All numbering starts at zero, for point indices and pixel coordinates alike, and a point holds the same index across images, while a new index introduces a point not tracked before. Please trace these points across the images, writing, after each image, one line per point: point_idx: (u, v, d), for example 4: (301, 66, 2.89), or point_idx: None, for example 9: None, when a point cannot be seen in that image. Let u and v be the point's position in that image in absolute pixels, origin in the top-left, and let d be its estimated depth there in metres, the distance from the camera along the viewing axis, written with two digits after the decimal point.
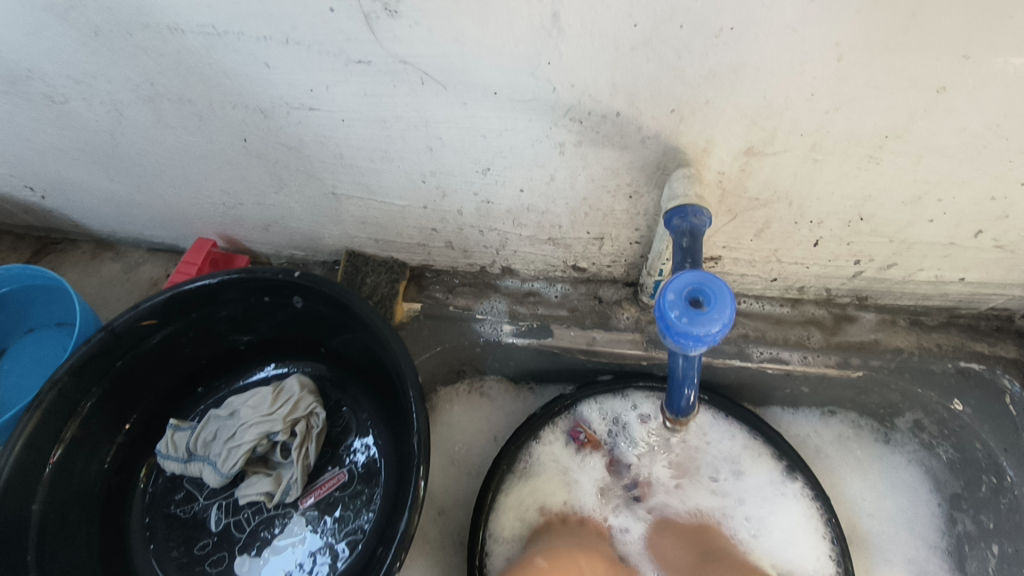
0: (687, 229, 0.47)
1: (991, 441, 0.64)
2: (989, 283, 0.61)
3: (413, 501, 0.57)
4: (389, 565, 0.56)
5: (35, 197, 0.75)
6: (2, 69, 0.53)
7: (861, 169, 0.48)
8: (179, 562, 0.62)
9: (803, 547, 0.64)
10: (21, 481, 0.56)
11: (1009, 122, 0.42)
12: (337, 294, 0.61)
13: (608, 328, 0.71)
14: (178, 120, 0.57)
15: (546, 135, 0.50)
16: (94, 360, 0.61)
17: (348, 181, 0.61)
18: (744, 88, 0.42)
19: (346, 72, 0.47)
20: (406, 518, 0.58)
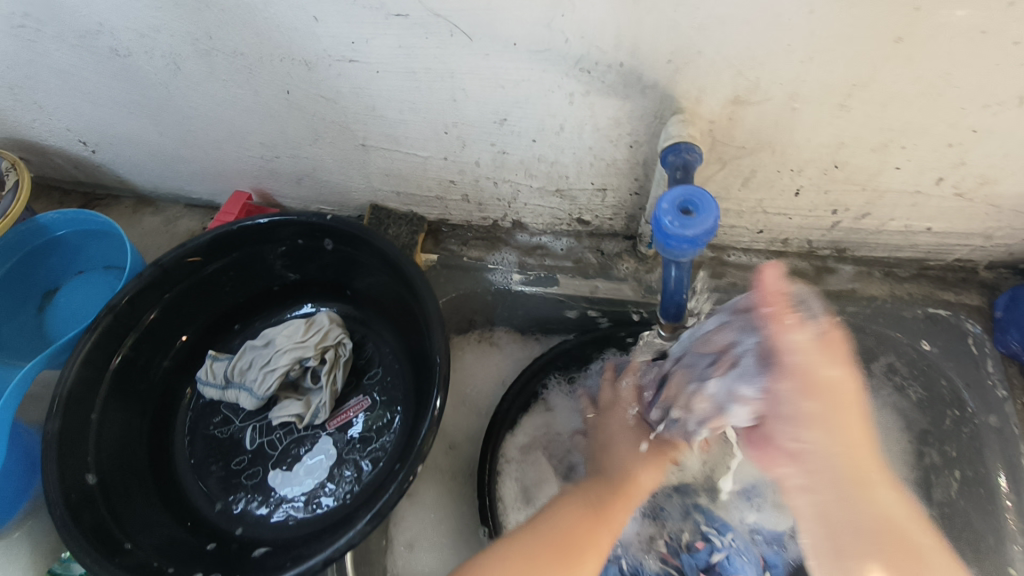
0: (682, 164, 0.55)
1: (954, 377, 0.71)
2: (953, 233, 0.69)
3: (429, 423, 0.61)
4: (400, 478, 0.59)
5: (86, 151, 0.82)
6: (76, 23, 0.60)
7: (833, 116, 0.55)
8: (218, 475, 0.69)
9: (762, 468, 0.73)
10: (82, 394, 0.63)
11: (958, 72, 0.49)
12: (364, 235, 0.67)
13: (609, 277, 0.78)
14: (229, 74, 0.63)
15: (557, 85, 0.57)
16: (145, 290, 0.67)
17: (378, 132, 0.68)
18: (732, 38, 0.49)
19: (385, 24, 0.53)
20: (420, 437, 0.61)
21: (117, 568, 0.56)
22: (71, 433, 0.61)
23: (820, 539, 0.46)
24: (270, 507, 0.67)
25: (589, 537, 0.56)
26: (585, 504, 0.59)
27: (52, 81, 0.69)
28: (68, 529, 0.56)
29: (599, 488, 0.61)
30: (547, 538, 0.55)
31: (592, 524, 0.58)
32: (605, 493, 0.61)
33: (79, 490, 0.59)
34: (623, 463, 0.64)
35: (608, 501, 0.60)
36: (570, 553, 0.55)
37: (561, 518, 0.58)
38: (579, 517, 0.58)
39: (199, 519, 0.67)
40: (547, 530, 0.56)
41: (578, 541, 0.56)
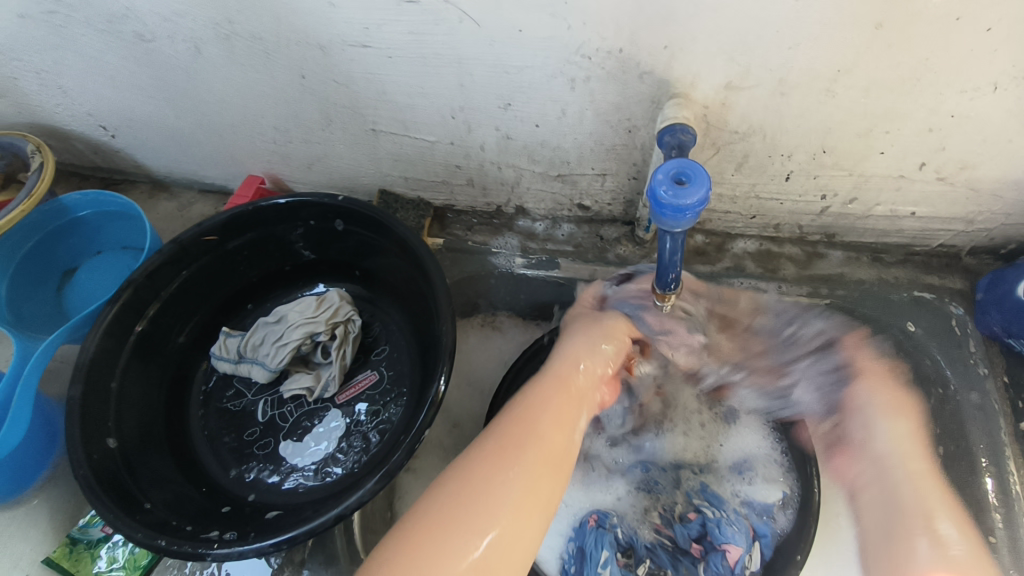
0: (677, 144, 0.59)
1: (939, 357, 0.73)
2: (936, 218, 0.72)
3: (432, 399, 0.62)
4: (398, 457, 0.59)
5: (106, 136, 0.86)
6: (104, 9, 0.63)
7: (820, 101, 0.59)
8: (231, 445, 0.72)
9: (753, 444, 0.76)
10: (103, 363, 0.66)
11: (935, 57, 0.53)
12: (374, 215, 0.70)
13: (606, 262, 0.81)
14: (248, 58, 0.66)
15: (560, 71, 0.60)
16: (164, 266, 0.70)
17: (388, 117, 0.71)
18: (724, 25, 0.52)
19: (398, 11, 0.57)
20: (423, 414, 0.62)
21: (139, 523, 0.58)
22: (92, 399, 0.64)
23: (872, 520, 0.57)
24: (281, 475, 0.70)
25: (544, 434, 0.53)
26: (539, 404, 0.55)
27: (78, 65, 0.72)
28: (91, 486, 0.59)
29: (547, 386, 0.57)
30: (500, 444, 0.52)
31: (544, 423, 0.54)
32: (554, 390, 0.57)
33: (100, 452, 0.62)
34: (570, 363, 0.60)
35: (558, 396, 0.56)
36: (526, 453, 0.51)
37: (511, 422, 0.54)
38: (531, 419, 0.54)
39: (214, 486, 0.70)
40: (501, 437, 0.52)
41: (534, 440, 0.52)
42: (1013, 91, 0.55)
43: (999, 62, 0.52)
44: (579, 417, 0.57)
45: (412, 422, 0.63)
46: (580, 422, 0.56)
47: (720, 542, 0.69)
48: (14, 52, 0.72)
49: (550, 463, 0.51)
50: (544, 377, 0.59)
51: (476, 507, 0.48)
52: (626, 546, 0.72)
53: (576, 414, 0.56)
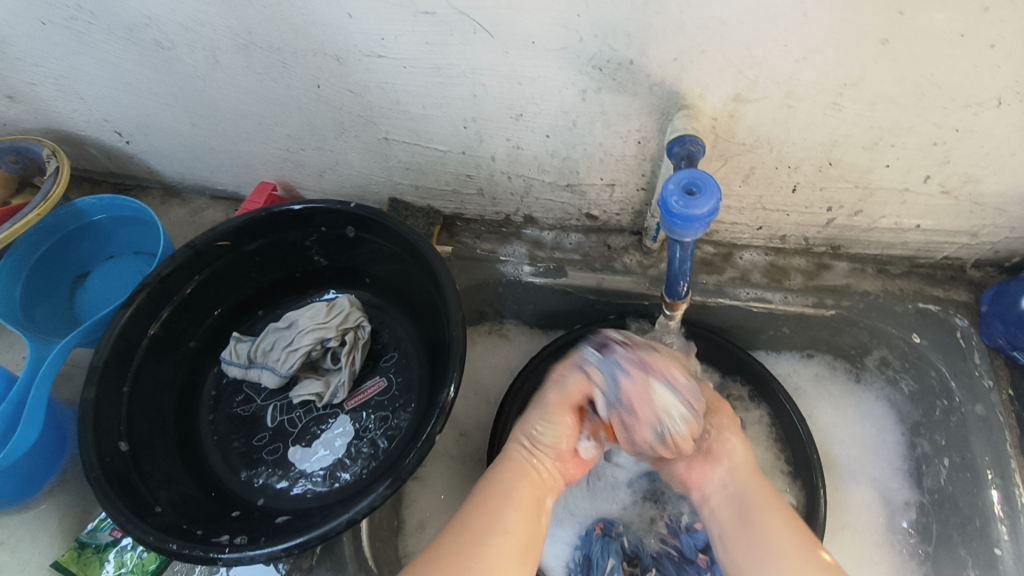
0: (685, 155, 0.60)
1: (943, 368, 0.74)
2: (941, 231, 0.73)
3: (443, 404, 0.63)
4: (409, 460, 0.60)
5: (120, 142, 0.87)
6: (125, 17, 0.64)
7: (827, 115, 0.60)
8: (240, 450, 0.73)
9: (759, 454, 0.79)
10: (116, 366, 0.66)
11: (940, 72, 0.54)
12: (385, 222, 0.71)
13: (614, 270, 0.81)
14: (265, 67, 0.67)
15: (572, 82, 0.61)
16: (178, 271, 0.71)
17: (401, 127, 0.72)
18: (733, 39, 0.54)
19: (413, 22, 0.58)
20: (434, 420, 0.62)
21: (151, 526, 0.59)
22: (104, 402, 0.64)
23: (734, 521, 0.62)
24: (290, 481, 0.71)
25: (507, 525, 0.59)
26: (506, 493, 0.62)
27: (96, 71, 0.74)
28: (102, 487, 0.59)
29: (509, 473, 0.64)
30: (469, 534, 0.57)
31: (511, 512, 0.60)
32: (517, 478, 0.63)
33: (112, 455, 0.63)
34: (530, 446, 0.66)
35: (520, 486, 0.63)
36: (494, 543, 0.57)
37: (479, 511, 0.60)
38: (499, 509, 0.60)
39: (223, 490, 0.70)
40: (472, 524, 0.58)
41: (499, 531, 0.58)
42: (1017, 106, 0.55)
43: (1002, 78, 0.53)
44: (543, 501, 0.63)
45: (422, 429, 0.63)
46: (543, 509, 0.63)
47: None
48: (34, 58, 0.73)
49: (518, 550, 0.58)
50: (507, 463, 0.65)
51: None
52: (632, 555, 0.72)
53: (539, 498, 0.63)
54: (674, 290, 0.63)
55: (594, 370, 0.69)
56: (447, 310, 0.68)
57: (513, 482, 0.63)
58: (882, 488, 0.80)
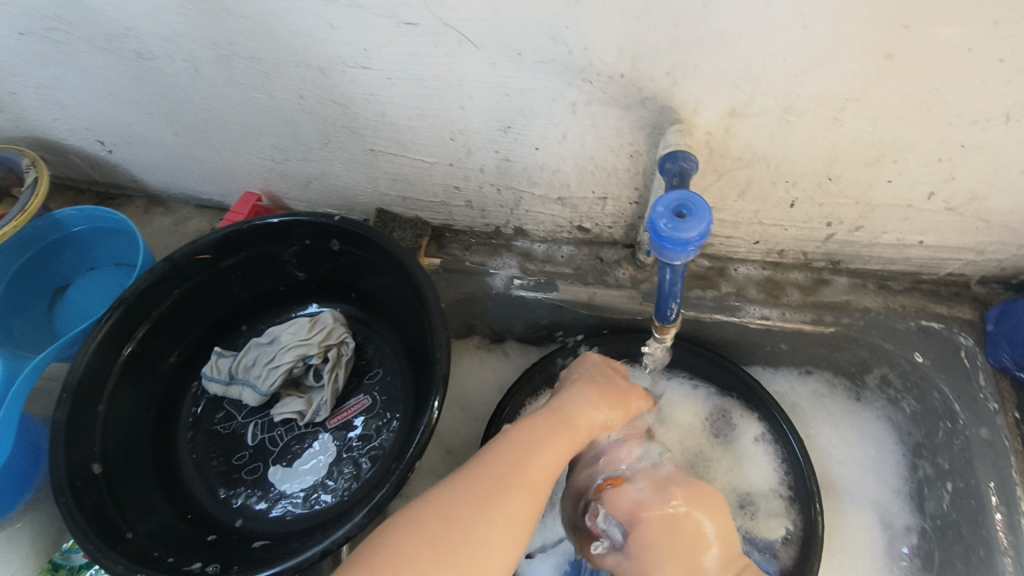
0: (678, 171, 0.57)
1: (946, 389, 0.71)
2: (945, 247, 0.70)
3: (426, 427, 0.60)
4: (387, 489, 0.58)
5: (103, 151, 0.85)
6: (103, 27, 0.62)
7: (827, 130, 0.57)
8: (218, 469, 0.71)
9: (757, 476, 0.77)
10: (90, 384, 0.64)
11: (947, 88, 0.51)
12: (369, 235, 0.69)
13: (607, 284, 0.79)
14: (246, 78, 0.65)
15: (561, 95, 0.59)
16: (157, 285, 0.69)
17: (386, 138, 0.70)
18: (728, 53, 0.51)
19: (397, 33, 0.55)
20: (415, 445, 0.60)
21: (120, 555, 0.57)
22: (78, 422, 0.62)
23: None
24: (269, 502, 0.69)
25: (525, 488, 0.51)
26: (531, 449, 0.53)
27: (76, 81, 0.72)
28: (72, 514, 0.57)
29: (546, 426, 0.56)
30: (488, 482, 0.50)
31: (541, 467, 0.53)
32: (549, 435, 0.55)
33: (83, 477, 0.61)
34: (578, 403, 0.59)
35: (550, 443, 0.54)
36: (516, 500, 0.50)
37: (504, 459, 0.52)
38: (531, 463, 0.52)
39: (199, 512, 0.68)
40: (493, 473, 0.51)
41: (516, 494, 0.50)
42: None
43: (1011, 94, 0.51)
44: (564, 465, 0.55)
45: (402, 453, 0.61)
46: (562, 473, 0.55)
47: None
48: (13, 67, 0.72)
49: (534, 506, 0.51)
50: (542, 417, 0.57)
51: (446, 554, 0.45)
52: None
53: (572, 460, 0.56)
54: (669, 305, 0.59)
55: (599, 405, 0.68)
56: (431, 329, 0.65)
57: (545, 437, 0.55)
58: (882, 511, 0.78)
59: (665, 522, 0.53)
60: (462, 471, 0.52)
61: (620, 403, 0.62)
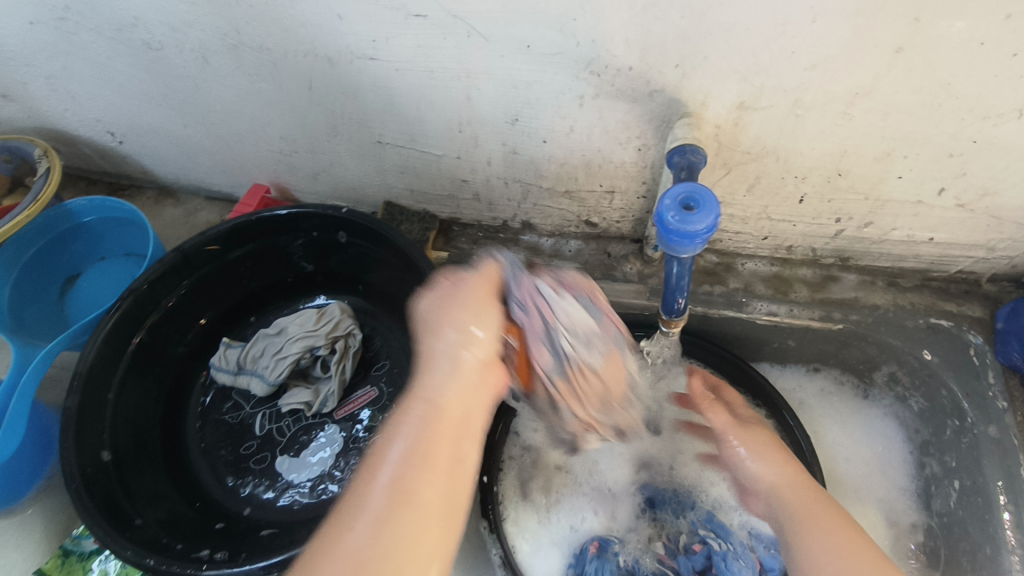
0: (686, 165, 0.57)
1: (954, 386, 0.71)
2: (956, 244, 0.70)
3: None
4: None
5: (114, 142, 0.85)
6: (113, 17, 0.63)
7: (835, 124, 0.57)
8: (226, 459, 0.71)
9: None
10: (101, 372, 0.65)
11: (957, 82, 0.51)
12: (376, 228, 0.69)
13: (614, 279, 0.79)
14: (255, 68, 0.65)
15: (569, 87, 0.59)
16: (166, 275, 0.69)
17: (394, 130, 0.70)
18: (737, 46, 0.51)
19: (405, 24, 0.56)
20: None
21: (130, 541, 0.58)
22: (89, 410, 0.63)
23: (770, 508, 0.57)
24: (276, 491, 0.69)
25: (427, 490, 0.41)
26: (426, 437, 0.42)
27: (86, 71, 0.72)
28: (83, 501, 0.58)
29: (435, 394, 0.44)
30: (377, 499, 0.40)
31: (432, 446, 0.42)
32: (442, 407, 0.43)
33: (94, 465, 0.62)
34: (445, 349, 0.46)
35: (446, 418, 0.43)
36: (418, 509, 0.40)
37: (386, 465, 0.42)
38: (419, 451, 0.42)
39: (207, 500, 0.69)
40: (383, 484, 0.41)
41: (416, 502, 0.40)
42: None
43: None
44: (475, 425, 0.44)
45: None
46: (477, 435, 0.44)
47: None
48: (25, 57, 0.72)
49: (448, 504, 0.42)
50: (428, 378, 0.45)
51: None
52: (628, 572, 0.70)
53: (478, 401, 0.45)
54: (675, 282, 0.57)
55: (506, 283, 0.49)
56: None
57: (438, 405, 0.44)
58: (888, 509, 0.78)
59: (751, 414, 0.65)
60: (347, 500, 0.42)
61: (491, 317, 0.46)
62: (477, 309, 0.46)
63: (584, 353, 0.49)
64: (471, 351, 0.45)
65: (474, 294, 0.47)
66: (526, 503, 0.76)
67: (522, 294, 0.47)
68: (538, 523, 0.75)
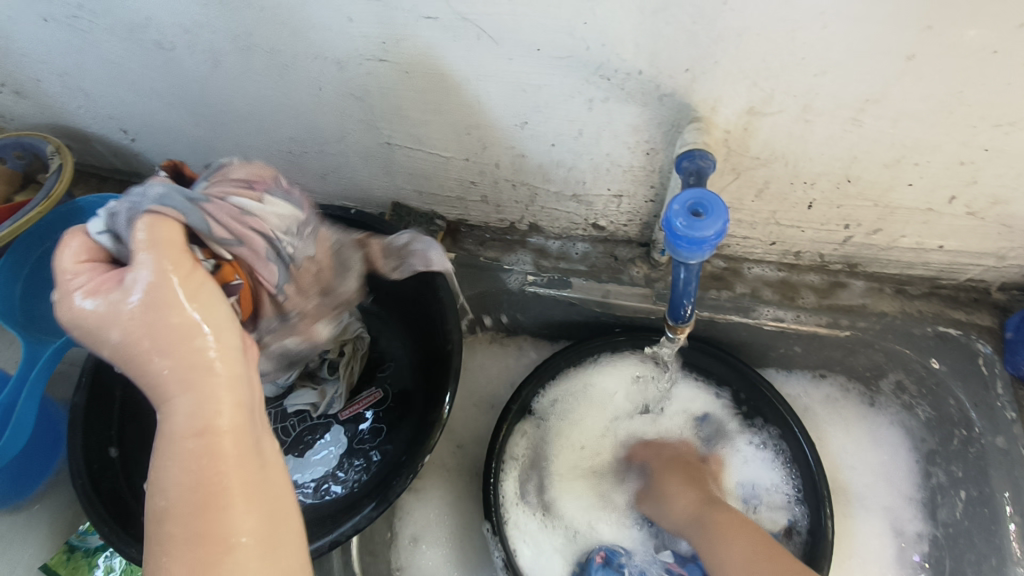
0: (694, 170, 0.57)
1: (962, 396, 0.71)
2: (965, 252, 0.69)
3: (436, 422, 0.61)
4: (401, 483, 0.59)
5: (125, 140, 0.86)
6: (126, 17, 0.63)
7: (846, 130, 0.57)
8: None
9: (767, 472, 0.77)
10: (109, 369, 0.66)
11: (970, 90, 0.51)
12: (384, 230, 0.69)
13: (621, 282, 0.79)
14: (265, 69, 0.66)
15: (578, 91, 0.59)
16: None
17: (403, 131, 0.70)
18: (747, 51, 0.51)
19: (415, 26, 0.56)
20: (426, 438, 0.61)
21: (135, 538, 0.58)
22: (97, 406, 0.64)
23: (709, 545, 0.65)
24: None
25: (242, 516, 0.38)
26: (204, 466, 0.38)
27: (99, 69, 0.73)
28: (88, 496, 0.59)
29: (197, 412, 0.38)
30: (190, 551, 0.37)
31: (224, 468, 0.38)
32: (210, 423, 0.38)
33: (101, 461, 0.62)
34: (177, 364, 0.38)
35: (224, 436, 0.39)
36: (243, 538, 0.38)
37: (176, 513, 0.38)
38: (212, 484, 0.38)
39: None
40: (186, 532, 0.38)
41: (235, 533, 0.38)
42: None
43: None
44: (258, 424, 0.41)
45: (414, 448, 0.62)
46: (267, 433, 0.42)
47: None
48: (38, 55, 0.73)
49: (273, 514, 0.40)
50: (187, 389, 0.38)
51: None
52: None
53: (252, 398, 0.41)
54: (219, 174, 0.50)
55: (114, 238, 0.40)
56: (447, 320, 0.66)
57: (200, 423, 0.38)
58: (894, 518, 0.77)
59: (676, 462, 0.75)
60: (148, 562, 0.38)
61: (214, 300, 0.40)
62: (194, 292, 0.39)
63: (289, 250, 0.51)
64: (213, 350, 0.39)
65: (181, 283, 0.39)
66: (525, 504, 0.76)
67: (220, 230, 0.44)
68: (537, 527, 0.75)
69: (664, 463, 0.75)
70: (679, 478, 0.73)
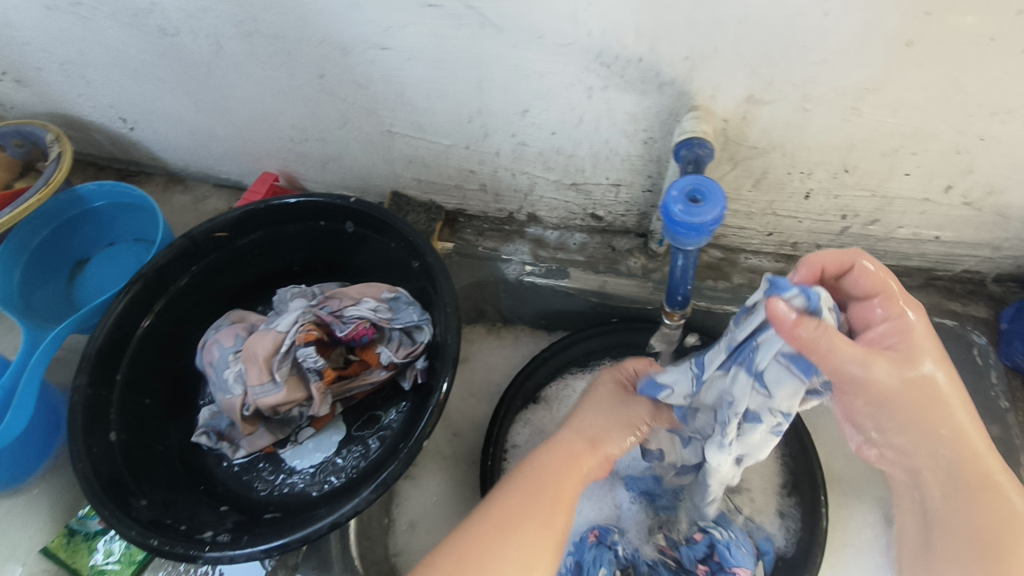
0: (693, 158, 0.57)
1: (958, 387, 0.71)
2: (961, 243, 0.70)
3: (434, 406, 0.61)
4: (397, 467, 0.59)
5: (125, 128, 0.86)
6: (128, 3, 0.64)
7: (844, 119, 0.57)
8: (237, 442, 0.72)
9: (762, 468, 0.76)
10: (109, 354, 0.65)
11: (968, 78, 0.51)
12: (381, 216, 0.70)
13: (618, 273, 0.79)
14: (268, 56, 0.66)
15: (579, 78, 0.59)
16: (175, 261, 0.70)
17: (404, 120, 0.70)
18: (747, 38, 0.51)
19: (418, 13, 0.56)
20: (425, 420, 0.61)
21: (134, 520, 0.58)
22: (97, 391, 0.64)
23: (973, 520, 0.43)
24: (279, 477, 0.69)
25: (541, 512, 0.52)
26: (542, 470, 0.56)
27: (101, 56, 0.73)
28: (88, 480, 0.59)
29: (559, 445, 0.59)
30: (501, 517, 0.52)
31: (541, 509, 0.53)
32: (561, 455, 0.58)
33: (101, 445, 0.62)
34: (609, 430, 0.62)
35: (565, 465, 0.57)
36: (526, 532, 0.51)
37: (512, 492, 0.54)
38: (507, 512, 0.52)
39: (211, 485, 0.68)
40: (506, 506, 0.53)
41: (526, 525, 0.51)
42: None
43: None
44: (576, 471, 0.57)
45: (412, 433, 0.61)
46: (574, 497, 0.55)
47: (730, 564, 0.64)
48: (40, 42, 0.73)
49: (547, 539, 0.51)
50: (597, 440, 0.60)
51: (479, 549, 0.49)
52: (627, 563, 0.69)
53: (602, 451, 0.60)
54: (220, 341, 0.68)
55: (402, 336, 0.69)
56: (438, 298, 0.67)
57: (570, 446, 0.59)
58: None
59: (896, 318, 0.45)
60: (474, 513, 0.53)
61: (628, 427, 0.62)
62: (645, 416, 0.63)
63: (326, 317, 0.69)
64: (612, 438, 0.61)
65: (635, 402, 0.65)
66: None
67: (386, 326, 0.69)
68: None
69: (910, 344, 0.42)
70: (915, 399, 0.41)
